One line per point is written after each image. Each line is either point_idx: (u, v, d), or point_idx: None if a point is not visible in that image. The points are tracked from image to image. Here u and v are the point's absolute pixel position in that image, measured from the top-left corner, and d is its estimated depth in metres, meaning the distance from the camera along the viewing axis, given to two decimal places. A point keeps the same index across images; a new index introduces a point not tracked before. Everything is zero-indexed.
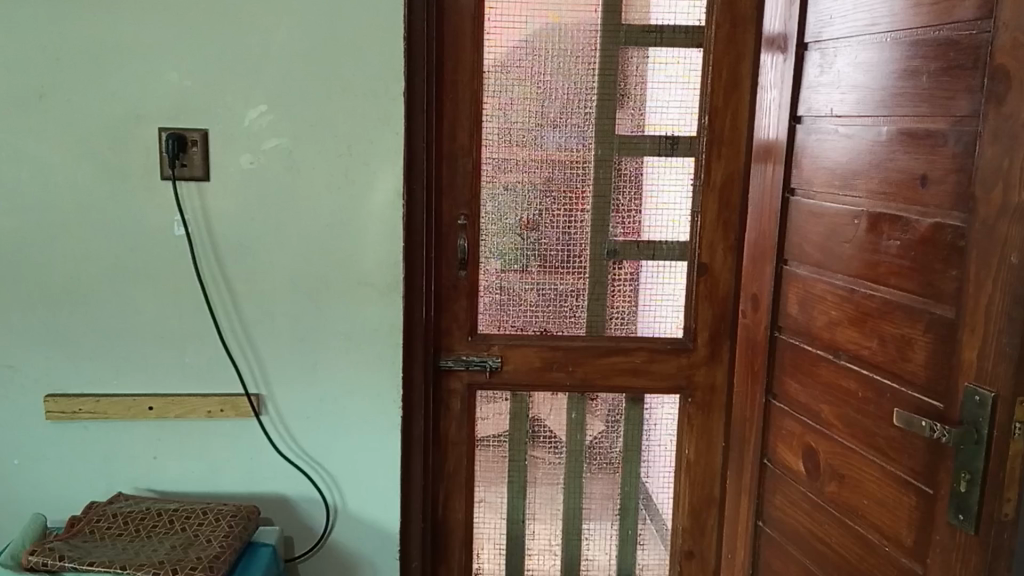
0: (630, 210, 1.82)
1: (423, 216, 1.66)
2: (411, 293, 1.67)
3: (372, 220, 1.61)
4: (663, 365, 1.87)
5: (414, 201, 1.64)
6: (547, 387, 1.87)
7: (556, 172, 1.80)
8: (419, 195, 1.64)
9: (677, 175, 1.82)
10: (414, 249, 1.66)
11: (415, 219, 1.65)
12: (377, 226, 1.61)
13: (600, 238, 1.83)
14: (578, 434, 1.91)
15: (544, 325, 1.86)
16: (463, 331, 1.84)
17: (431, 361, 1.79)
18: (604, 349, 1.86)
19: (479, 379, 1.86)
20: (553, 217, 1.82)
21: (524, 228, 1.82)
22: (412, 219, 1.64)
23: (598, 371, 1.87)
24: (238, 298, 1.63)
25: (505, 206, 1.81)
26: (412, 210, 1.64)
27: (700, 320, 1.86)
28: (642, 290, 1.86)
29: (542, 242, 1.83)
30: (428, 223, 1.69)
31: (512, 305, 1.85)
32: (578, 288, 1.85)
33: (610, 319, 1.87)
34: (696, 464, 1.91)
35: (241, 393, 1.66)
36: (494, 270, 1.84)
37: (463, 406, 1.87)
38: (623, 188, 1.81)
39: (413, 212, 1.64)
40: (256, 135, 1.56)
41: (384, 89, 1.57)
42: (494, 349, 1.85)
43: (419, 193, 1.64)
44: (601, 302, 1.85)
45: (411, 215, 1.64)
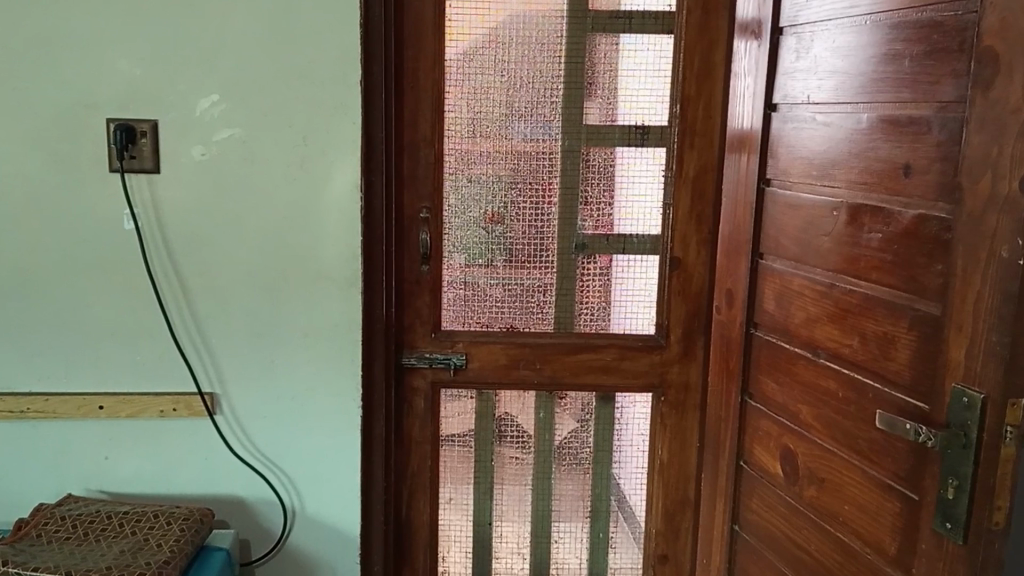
0: (600, 203, 1.76)
1: (385, 208, 1.58)
2: (373, 290, 1.58)
3: (330, 213, 1.52)
4: (635, 362, 1.81)
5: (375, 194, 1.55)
6: (515, 385, 1.80)
7: (523, 163, 1.73)
8: (380, 187, 1.55)
9: (648, 166, 1.75)
10: (374, 244, 1.57)
11: (375, 213, 1.56)
12: (335, 220, 1.53)
13: (568, 231, 1.76)
14: (547, 434, 1.84)
15: (511, 321, 1.79)
16: (427, 328, 1.77)
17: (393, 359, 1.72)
18: (575, 346, 1.79)
19: (444, 377, 1.79)
20: (521, 210, 1.75)
21: (489, 221, 1.75)
22: (372, 212, 1.56)
23: (568, 368, 1.80)
24: (190, 296, 1.53)
25: (470, 199, 1.74)
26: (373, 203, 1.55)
27: (673, 316, 1.80)
28: (612, 285, 1.79)
29: (509, 237, 1.76)
30: (389, 216, 1.61)
31: (477, 301, 1.78)
32: (546, 283, 1.78)
33: (580, 315, 1.80)
34: (669, 465, 1.86)
35: (194, 392, 1.56)
36: (459, 265, 1.76)
37: (428, 406, 1.80)
38: (592, 180, 1.75)
39: (374, 205, 1.55)
40: (207, 124, 1.48)
41: (341, 77, 1.48)
42: (459, 346, 1.77)
43: (381, 185, 1.55)
44: (570, 297, 1.79)
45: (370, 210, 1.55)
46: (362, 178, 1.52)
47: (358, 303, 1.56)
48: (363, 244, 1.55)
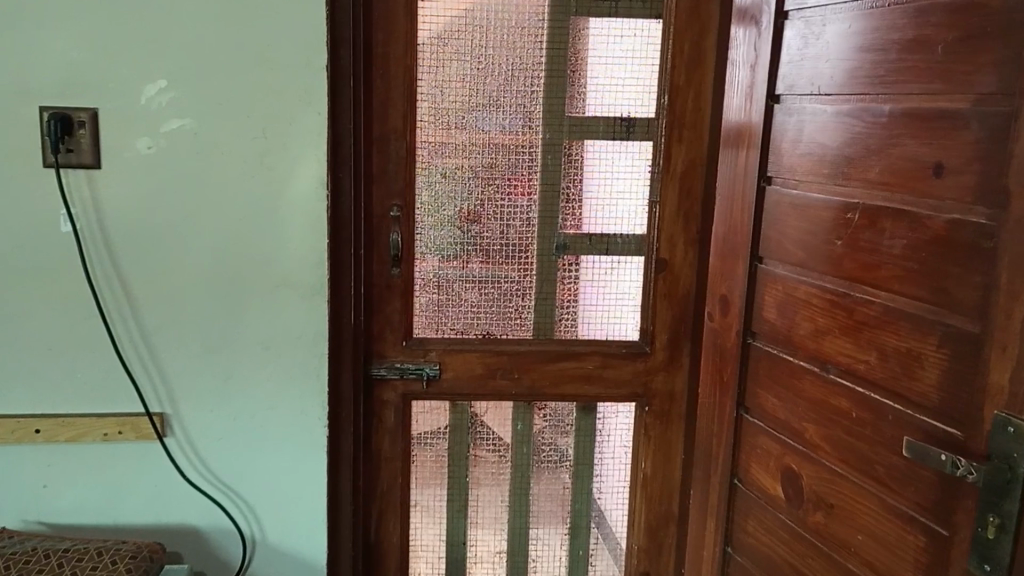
0: (580, 200, 1.64)
1: (353, 207, 1.44)
2: (341, 297, 1.45)
3: (292, 213, 1.38)
4: (618, 371, 1.70)
5: (341, 192, 1.41)
6: (491, 397, 1.68)
7: (501, 158, 1.60)
8: (348, 184, 1.42)
9: (630, 161, 1.64)
10: (341, 247, 1.43)
11: (342, 213, 1.42)
12: (299, 221, 1.39)
13: (549, 231, 1.64)
14: (525, 448, 1.72)
15: (487, 328, 1.67)
16: (397, 336, 1.64)
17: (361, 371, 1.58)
18: (555, 354, 1.68)
19: (415, 389, 1.66)
20: (498, 208, 1.62)
21: (465, 220, 1.62)
22: (339, 213, 1.42)
23: (548, 378, 1.68)
24: (137, 306, 1.38)
25: (444, 196, 1.61)
26: (341, 203, 1.41)
27: (658, 321, 1.69)
28: (595, 288, 1.67)
29: (486, 237, 1.63)
30: (358, 216, 1.47)
31: (451, 307, 1.65)
32: (525, 287, 1.66)
33: (561, 320, 1.68)
34: (653, 479, 1.75)
35: (142, 412, 1.41)
36: (431, 267, 1.63)
37: (398, 420, 1.67)
38: (574, 175, 1.63)
39: (341, 204, 1.41)
40: (155, 115, 1.32)
41: (306, 61, 1.34)
42: (431, 354, 1.65)
43: (348, 182, 1.42)
44: (551, 301, 1.67)
45: (336, 211, 1.41)
46: (329, 175, 1.38)
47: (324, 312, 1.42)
48: (330, 247, 1.41)
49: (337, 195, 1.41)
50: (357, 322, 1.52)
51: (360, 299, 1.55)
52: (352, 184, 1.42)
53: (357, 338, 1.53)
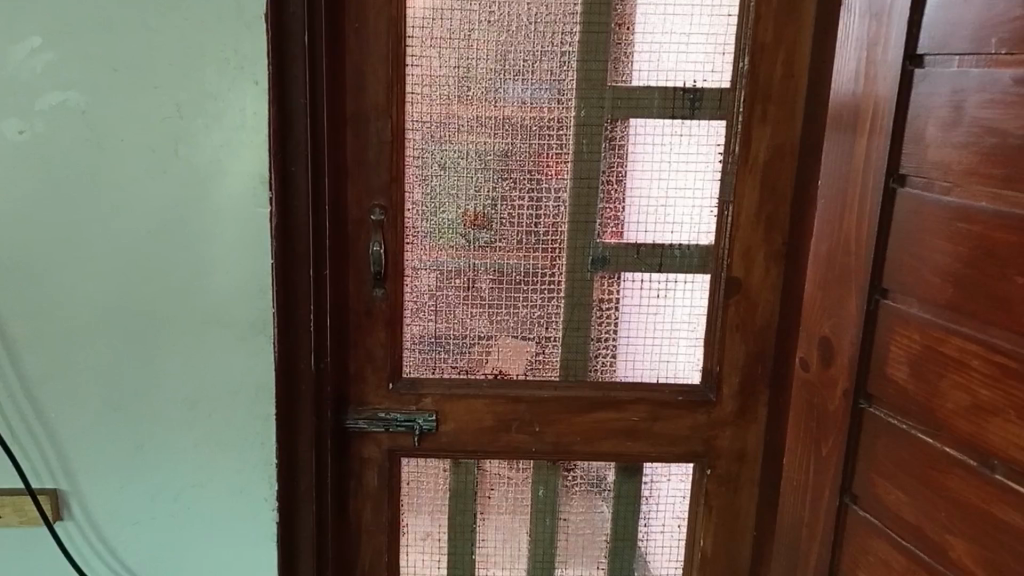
0: (626, 197, 1.26)
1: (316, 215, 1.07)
2: (294, 338, 1.06)
3: (223, 223, 1.00)
4: (671, 424, 1.30)
5: (292, 196, 1.02)
6: (505, 454, 1.28)
7: (518, 143, 1.23)
8: (306, 187, 1.03)
9: (694, 147, 1.25)
10: (294, 272, 1.05)
11: (298, 227, 1.03)
12: (234, 234, 1.01)
13: (582, 240, 1.26)
14: (546, 517, 1.32)
15: (499, 366, 1.28)
16: (381, 376, 1.25)
17: (331, 424, 1.19)
18: (589, 402, 1.28)
19: (405, 445, 1.26)
20: (513, 209, 1.24)
21: (471, 224, 1.24)
22: (291, 224, 1.03)
23: (580, 433, 1.28)
24: (13, 347, 1.01)
25: (442, 194, 1.23)
26: (293, 212, 1.03)
27: (727, 359, 1.29)
28: (644, 315, 1.28)
29: (498, 247, 1.25)
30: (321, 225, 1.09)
31: (452, 338, 1.26)
32: (549, 314, 1.27)
33: (598, 356, 1.29)
34: (714, 561, 1.34)
35: (24, 490, 1.04)
36: (426, 287, 1.25)
37: (384, 483, 1.27)
38: (621, 165, 1.25)
39: (297, 215, 1.03)
40: (29, 83, 0.94)
41: (236, 9, 0.95)
42: (426, 401, 1.25)
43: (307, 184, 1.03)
44: (586, 332, 1.28)
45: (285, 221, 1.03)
46: (274, 172, 1.00)
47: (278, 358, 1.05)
48: (277, 272, 1.03)
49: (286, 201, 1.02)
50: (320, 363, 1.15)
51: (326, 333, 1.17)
52: (308, 185, 1.03)
53: (320, 387, 1.14)
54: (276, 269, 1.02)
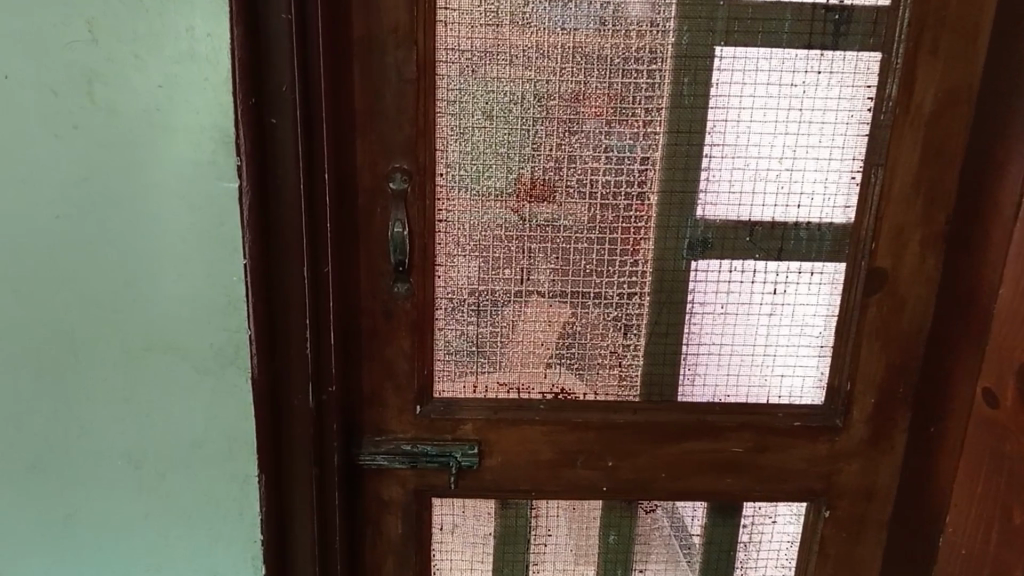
0: (737, 158, 0.92)
1: (308, 186, 0.81)
2: (279, 360, 0.81)
3: (181, 210, 0.73)
4: (784, 458, 0.99)
5: (269, 161, 0.77)
6: (569, 495, 0.98)
7: (592, 82, 0.89)
8: (295, 150, 0.78)
9: (836, 89, 0.91)
10: (279, 265, 0.79)
11: (283, 202, 0.78)
12: (194, 222, 0.73)
13: (676, 219, 0.93)
14: (618, 569, 1.03)
15: (561, 382, 0.96)
16: (406, 395, 0.95)
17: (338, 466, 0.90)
18: (676, 431, 0.98)
19: (437, 484, 0.97)
20: (583, 175, 0.91)
21: (526, 194, 0.91)
22: (273, 198, 0.78)
23: (665, 468, 0.98)
24: None
25: (487, 153, 0.90)
26: (276, 180, 0.78)
27: (862, 375, 0.97)
28: (754, 316, 0.96)
29: (563, 226, 0.92)
30: (316, 202, 0.82)
31: (500, 346, 0.95)
32: (627, 316, 0.95)
33: (691, 371, 0.97)
34: None
35: None
36: (465, 280, 0.93)
37: (410, 532, 0.98)
38: (733, 116, 0.90)
39: (283, 189, 0.78)
40: None
41: None
42: (465, 429, 0.95)
43: (303, 147, 0.79)
44: (677, 339, 0.96)
45: (263, 197, 0.77)
46: (244, 128, 0.72)
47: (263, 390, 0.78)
48: (255, 269, 0.76)
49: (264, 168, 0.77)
50: (320, 392, 0.86)
51: (329, 349, 0.86)
52: (297, 143, 0.78)
53: (320, 423, 0.86)
54: (256, 267, 0.76)
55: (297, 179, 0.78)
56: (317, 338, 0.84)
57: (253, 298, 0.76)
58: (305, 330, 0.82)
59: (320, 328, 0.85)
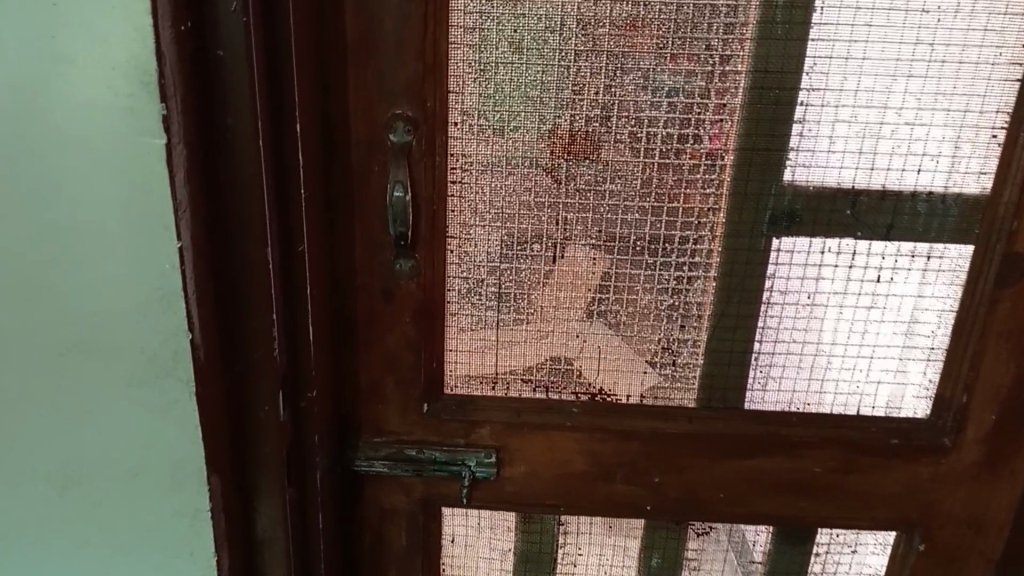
0: (841, 108, 0.69)
1: (273, 140, 0.58)
2: (240, 377, 0.60)
3: (89, 186, 0.51)
4: (871, 479, 0.81)
5: (215, 110, 0.54)
6: (605, 512, 0.82)
7: (654, 3, 0.67)
8: (254, 94, 0.54)
9: (981, 17, 0.67)
10: (233, 249, 0.57)
11: (242, 167, 0.55)
12: (107, 203, 0.51)
13: (757, 185, 0.72)
14: None
15: (601, 380, 0.79)
16: (412, 391, 0.78)
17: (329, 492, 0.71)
18: (741, 443, 0.80)
19: (448, 495, 0.81)
20: (638, 127, 0.71)
21: (564, 150, 0.71)
22: (222, 159, 0.55)
23: (725, 487, 0.81)
24: None
25: (515, 97, 0.70)
26: (227, 135, 0.54)
27: (982, 387, 0.77)
28: (849, 310, 0.76)
29: (608, 192, 0.72)
30: (284, 161, 0.59)
31: (526, 334, 0.77)
32: (686, 305, 0.76)
33: (764, 373, 0.78)
34: None
35: None
36: (484, 256, 0.74)
37: (416, 546, 0.83)
38: (841, 51, 0.68)
39: (240, 148, 0.55)
40: None
41: None
42: (482, 432, 0.79)
43: (264, 91, 0.55)
44: (747, 334, 0.77)
45: (207, 159, 0.54)
46: (170, 63, 0.49)
47: (217, 420, 0.58)
48: (202, 261, 0.54)
49: (205, 119, 0.54)
50: (296, 401, 0.65)
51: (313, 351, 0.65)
52: (254, 82, 0.54)
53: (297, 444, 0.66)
54: (202, 258, 0.54)
55: (257, 132, 0.55)
56: (289, 339, 0.63)
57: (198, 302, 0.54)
58: (274, 334, 0.59)
59: (291, 325, 0.63)
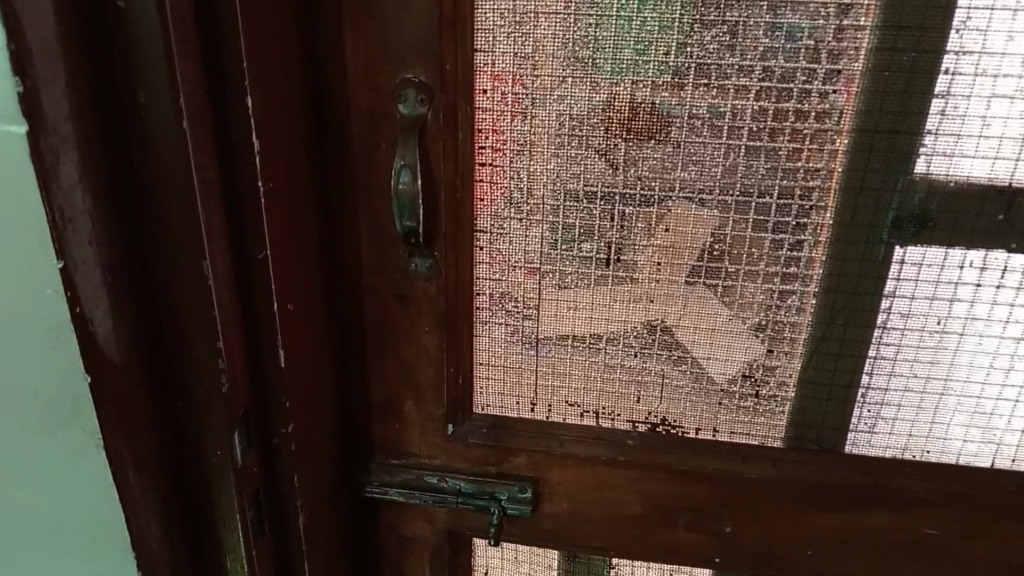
0: (1003, 79, 0.51)
1: (215, 122, 0.45)
2: (180, 409, 0.49)
3: None
4: (1002, 546, 0.64)
5: (122, 85, 0.42)
6: (664, 558, 0.69)
7: None
8: (174, 65, 0.41)
9: None
10: (161, 257, 0.46)
11: (164, 157, 0.44)
12: None
13: (878, 179, 0.55)
14: None
15: (664, 410, 0.64)
16: (433, 408, 0.65)
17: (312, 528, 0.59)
18: (836, 493, 0.64)
19: (478, 527, 0.68)
20: (721, 97, 0.54)
21: (623, 126, 0.55)
22: (138, 147, 0.44)
23: (813, 543, 0.66)
24: None
25: (561, 56, 0.54)
26: (149, 117, 0.43)
27: None
28: (993, 342, 0.58)
29: (679, 181, 0.56)
30: (234, 149, 0.46)
31: (573, 351, 0.63)
32: (776, 325, 0.60)
33: (875, 410, 0.62)
34: None
35: None
36: (521, 255, 0.60)
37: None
38: (1008, 0, 0.49)
39: (155, 134, 0.43)
40: None
41: None
42: (516, 460, 0.66)
43: (194, 60, 0.43)
44: (853, 364, 0.60)
45: (110, 146, 0.43)
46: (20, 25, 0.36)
47: (147, 463, 0.48)
48: (105, 276, 0.43)
49: (108, 95, 0.42)
50: (268, 436, 0.54)
51: (294, 377, 0.54)
52: (173, 50, 0.41)
53: (267, 482, 0.55)
54: (104, 273, 0.43)
55: (181, 114, 0.42)
56: (251, 363, 0.51)
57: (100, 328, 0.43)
58: (221, 362, 0.48)
59: (255, 348, 0.51)
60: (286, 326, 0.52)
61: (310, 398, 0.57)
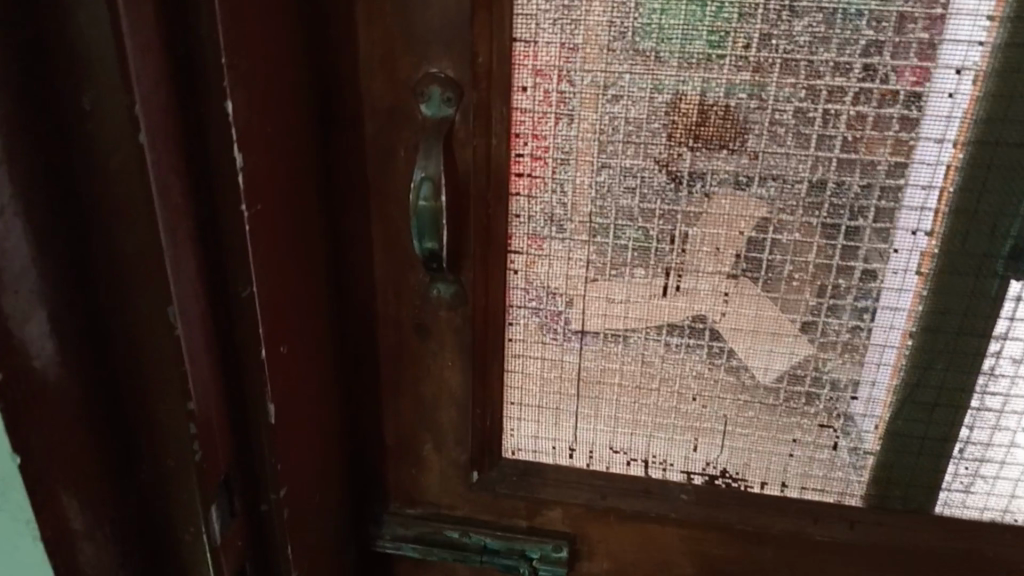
0: None
1: (184, 129, 0.37)
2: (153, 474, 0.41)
3: None
4: None
5: (65, 89, 0.34)
6: None
7: None
8: (127, 66, 0.33)
9: None
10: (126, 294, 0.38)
11: (124, 176, 0.35)
12: None
13: (998, 201, 0.45)
14: None
15: (724, 460, 0.55)
16: (456, 451, 0.57)
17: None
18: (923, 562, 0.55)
19: None
20: (811, 100, 0.45)
21: (690, 133, 0.46)
22: (96, 164, 0.35)
23: None
24: None
25: (616, 46, 0.45)
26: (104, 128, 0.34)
27: None
28: None
29: (755, 199, 0.47)
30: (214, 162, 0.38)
31: (620, 391, 0.54)
32: (863, 368, 0.51)
33: (973, 467, 0.53)
34: None
35: None
36: (563, 281, 0.51)
37: None
38: None
39: (106, 151, 0.35)
40: None
41: None
42: (551, 514, 0.57)
43: (156, 58, 0.34)
44: (952, 416, 0.51)
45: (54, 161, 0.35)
46: None
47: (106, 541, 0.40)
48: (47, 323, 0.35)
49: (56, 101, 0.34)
50: (261, 497, 0.45)
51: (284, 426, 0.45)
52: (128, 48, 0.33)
53: (256, 550, 0.47)
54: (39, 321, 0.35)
55: (137, 124, 0.34)
56: (232, 413, 0.43)
57: (35, 392, 0.35)
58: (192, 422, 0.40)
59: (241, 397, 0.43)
60: (277, 373, 0.44)
61: (308, 450, 0.49)
